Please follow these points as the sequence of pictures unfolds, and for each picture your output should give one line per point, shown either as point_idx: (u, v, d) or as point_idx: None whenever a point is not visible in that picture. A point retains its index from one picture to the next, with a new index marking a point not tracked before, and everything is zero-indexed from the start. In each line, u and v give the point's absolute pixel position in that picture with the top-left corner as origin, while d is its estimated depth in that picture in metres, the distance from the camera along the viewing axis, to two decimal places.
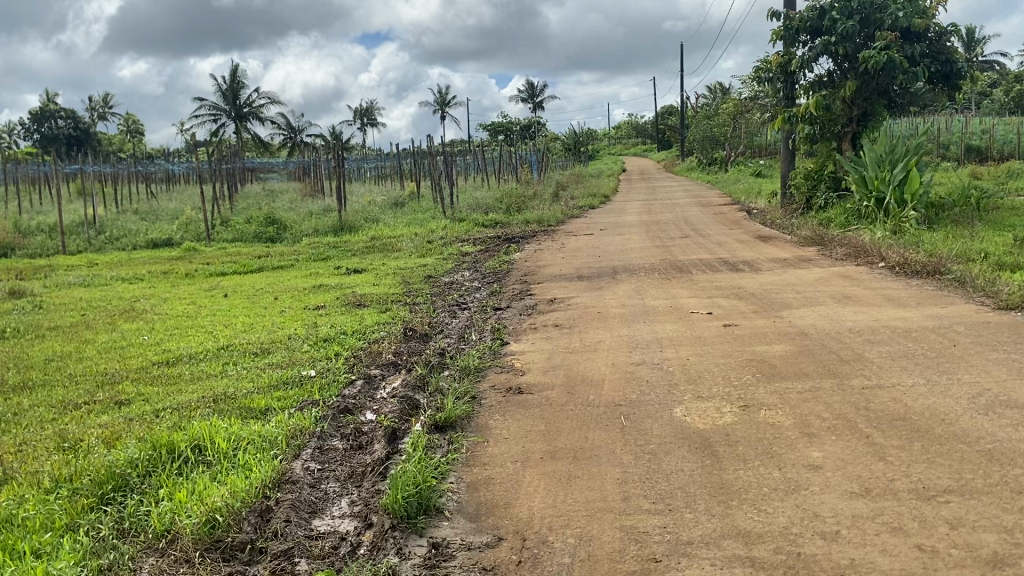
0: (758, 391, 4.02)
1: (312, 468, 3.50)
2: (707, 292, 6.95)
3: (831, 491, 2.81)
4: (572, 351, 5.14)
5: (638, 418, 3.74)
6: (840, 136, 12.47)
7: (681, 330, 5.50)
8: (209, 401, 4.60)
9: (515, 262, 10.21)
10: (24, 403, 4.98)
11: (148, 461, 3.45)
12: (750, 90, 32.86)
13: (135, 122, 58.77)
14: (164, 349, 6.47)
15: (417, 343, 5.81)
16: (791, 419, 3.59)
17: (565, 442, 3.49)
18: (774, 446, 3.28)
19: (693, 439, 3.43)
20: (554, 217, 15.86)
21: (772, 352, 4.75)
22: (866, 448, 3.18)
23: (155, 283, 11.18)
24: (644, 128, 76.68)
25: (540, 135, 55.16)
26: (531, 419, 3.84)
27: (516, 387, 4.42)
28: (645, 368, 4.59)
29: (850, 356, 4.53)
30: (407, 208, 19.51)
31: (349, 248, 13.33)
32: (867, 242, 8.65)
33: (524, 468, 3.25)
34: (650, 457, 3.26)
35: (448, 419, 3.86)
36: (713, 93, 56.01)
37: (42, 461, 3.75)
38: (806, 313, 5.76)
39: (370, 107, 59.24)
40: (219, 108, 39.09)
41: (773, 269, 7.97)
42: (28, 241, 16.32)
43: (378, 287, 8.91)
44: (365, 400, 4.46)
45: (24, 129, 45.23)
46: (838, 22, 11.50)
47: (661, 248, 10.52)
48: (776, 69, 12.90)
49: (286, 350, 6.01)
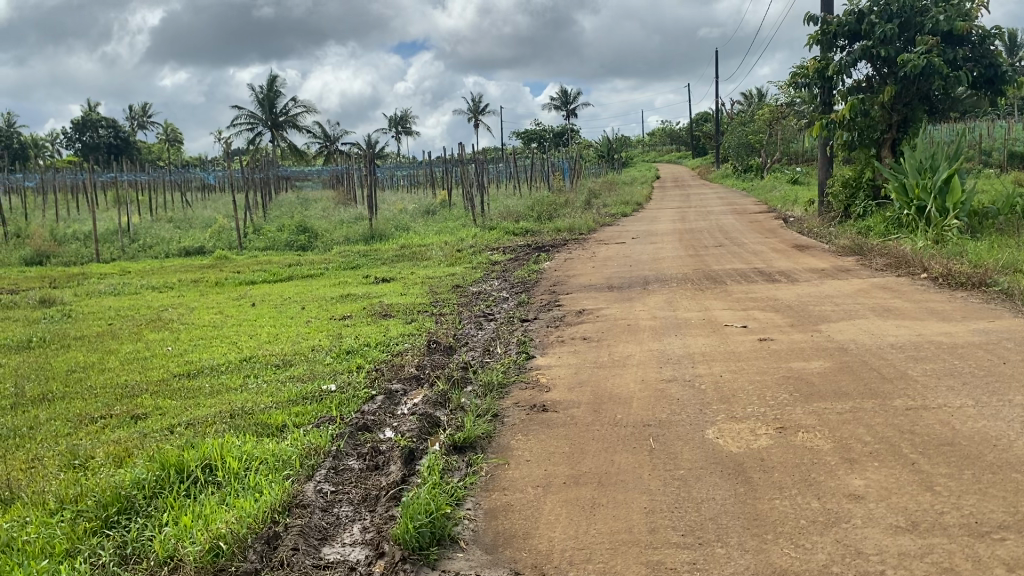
0: (794, 411, 3.82)
1: (325, 490, 3.35)
2: (742, 303, 6.74)
3: (874, 525, 2.61)
4: (601, 366, 4.96)
5: (668, 439, 3.55)
6: (879, 142, 12.12)
7: (714, 344, 5.29)
8: (225, 417, 4.48)
9: (545, 271, 10.06)
10: (41, 417, 4.90)
11: (155, 483, 3.32)
12: (786, 95, 32.40)
13: (174, 130, 59.47)
14: (187, 361, 6.37)
15: (441, 355, 5.68)
16: (830, 442, 3.39)
17: (590, 466, 3.31)
18: (812, 473, 3.08)
19: (726, 464, 3.24)
20: (586, 225, 15.68)
21: (810, 369, 4.53)
22: (912, 477, 2.97)
23: (185, 292, 11.16)
24: (677, 135, 76.14)
25: (574, 143, 54.93)
26: (555, 440, 3.67)
27: (541, 404, 4.26)
28: (676, 386, 4.39)
29: (892, 374, 4.31)
30: (439, 216, 19.43)
31: (379, 257, 13.24)
32: (909, 251, 8.38)
33: (544, 494, 3.08)
34: (680, 484, 3.07)
35: (468, 439, 3.71)
36: (749, 98, 55.41)
37: (50, 479, 3.63)
38: (845, 327, 5.53)
39: (404, 115, 59.44)
40: (256, 116, 39.43)
41: (811, 280, 7.73)
42: (64, 249, 16.44)
43: (405, 297, 8.79)
44: (384, 416, 4.32)
45: (67, 137, 45.99)
46: (876, 26, 11.25)
47: (694, 257, 10.28)
48: (813, 74, 12.62)
49: (308, 362, 5.90)
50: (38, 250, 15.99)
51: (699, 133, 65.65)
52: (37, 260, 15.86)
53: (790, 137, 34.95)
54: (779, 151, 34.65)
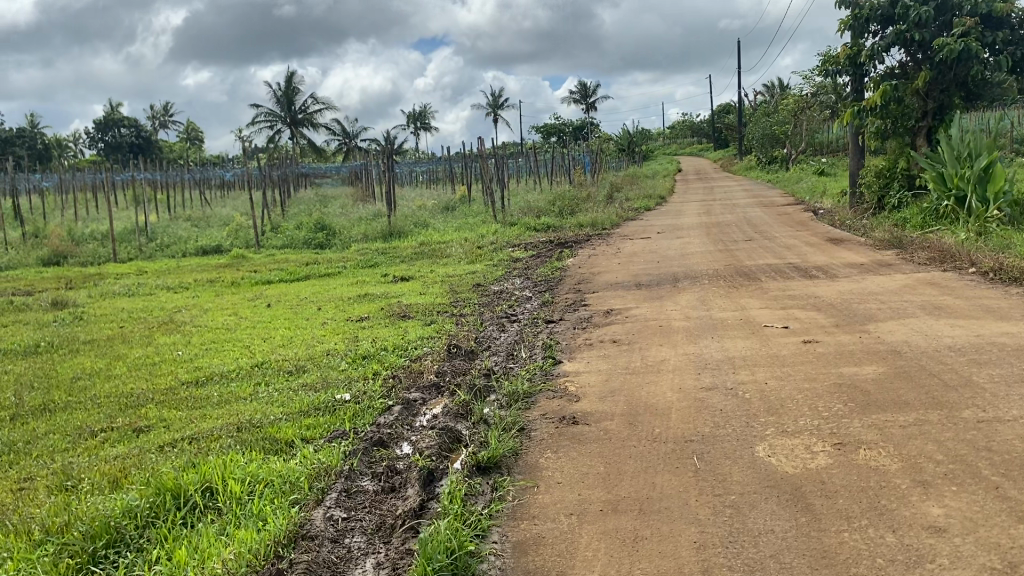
0: (851, 425, 3.46)
1: (336, 516, 3.02)
2: (779, 301, 6.37)
3: (964, 567, 2.26)
4: (634, 372, 4.61)
5: (713, 458, 3.20)
6: (915, 131, 11.62)
7: (755, 348, 4.92)
8: (232, 431, 4.18)
9: (569, 268, 9.73)
10: (39, 430, 4.61)
11: (149, 511, 3.00)
12: (810, 84, 31.76)
13: (196, 130, 59.61)
14: (196, 366, 6.08)
15: (463, 360, 5.35)
16: (897, 461, 3.03)
17: (627, 490, 2.97)
18: (881, 499, 2.73)
19: (783, 488, 2.89)
20: (610, 220, 15.33)
21: (863, 375, 4.17)
22: (999, 505, 2.61)
23: (202, 293, 10.91)
24: (699, 127, 75.47)
25: (594, 137, 54.43)
26: (587, 459, 3.33)
27: (571, 416, 3.92)
28: (717, 395, 4.02)
29: (956, 382, 3.92)
30: (458, 212, 19.17)
31: (398, 255, 12.93)
32: (952, 245, 7.97)
33: (580, 524, 2.74)
34: (733, 513, 2.72)
35: (493, 458, 3.37)
36: (771, 89, 54.67)
37: (39, 503, 3.32)
38: (896, 327, 5.15)
39: (423, 112, 59.18)
40: (275, 115, 39.32)
41: (851, 276, 7.35)
42: (81, 249, 16.25)
43: (424, 297, 8.48)
44: (402, 430, 4.00)
45: (89, 138, 46.18)
46: (910, 9, 10.76)
47: (724, 252, 9.90)
48: (844, 61, 12.16)
49: (322, 368, 5.59)
50: (55, 250, 15.81)
51: (721, 125, 64.87)
52: (55, 260, 15.70)
53: (816, 130, 34.20)
54: (803, 143, 34.02)
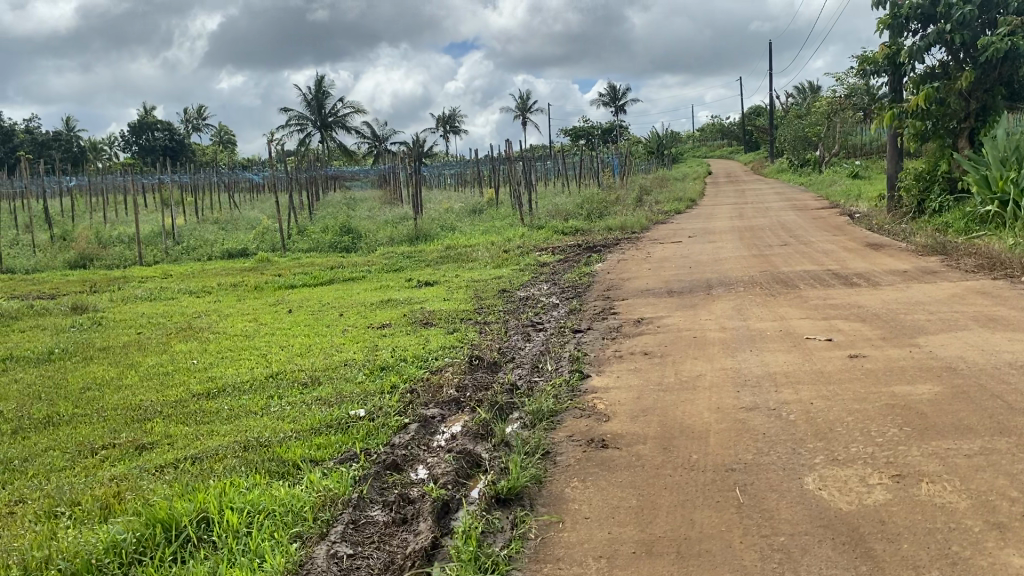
0: (910, 453, 3.13)
1: (340, 553, 2.75)
2: (821, 311, 6.02)
3: None
4: (667, 389, 4.30)
5: (758, 491, 2.89)
6: (956, 132, 11.17)
7: (798, 363, 4.59)
8: (238, 450, 3.92)
9: (598, 273, 9.42)
10: (39, 446, 4.38)
11: (137, 546, 2.74)
12: (844, 86, 31.14)
13: (227, 132, 59.89)
14: (210, 377, 5.84)
15: (485, 374, 5.07)
16: (966, 499, 2.70)
17: (664, 529, 2.67)
18: (952, 546, 2.40)
19: (837, 528, 2.57)
20: (640, 223, 14.97)
21: (919, 395, 3.83)
22: None
23: (224, 297, 10.72)
24: (729, 129, 74.75)
25: (624, 140, 53.93)
26: (619, 490, 3.02)
27: (600, 438, 3.62)
28: (759, 417, 3.70)
29: (1021, 404, 3.58)
30: (485, 215, 18.87)
31: (423, 259, 12.68)
32: (1002, 253, 7.56)
33: (609, 570, 2.44)
34: (783, 558, 2.42)
35: (513, 489, 3.08)
36: (803, 91, 53.91)
37: (23, 532, 3.07)
38: (949, 341, 4.79)
39: (452, 113, 59.00)
40: (305, 117, 39.27)
41: (894, 284, 6.98)
42: (108, 252, 16.14)
43: (448, 303, 8.19)
44: (418, 451, 3.73)
45: (123, 141, 46.47)
46: (953, 8, 10.34)
47: (759, 258, 9.54)
48: (882, 61, 11.73)
49: (337, 380, 5.33)
50: (82, 253, 15.72)
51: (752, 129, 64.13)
52: (81, 262, 15.60)
53: (850, 132, 33.54)
54: (838, 145, 33.37)
